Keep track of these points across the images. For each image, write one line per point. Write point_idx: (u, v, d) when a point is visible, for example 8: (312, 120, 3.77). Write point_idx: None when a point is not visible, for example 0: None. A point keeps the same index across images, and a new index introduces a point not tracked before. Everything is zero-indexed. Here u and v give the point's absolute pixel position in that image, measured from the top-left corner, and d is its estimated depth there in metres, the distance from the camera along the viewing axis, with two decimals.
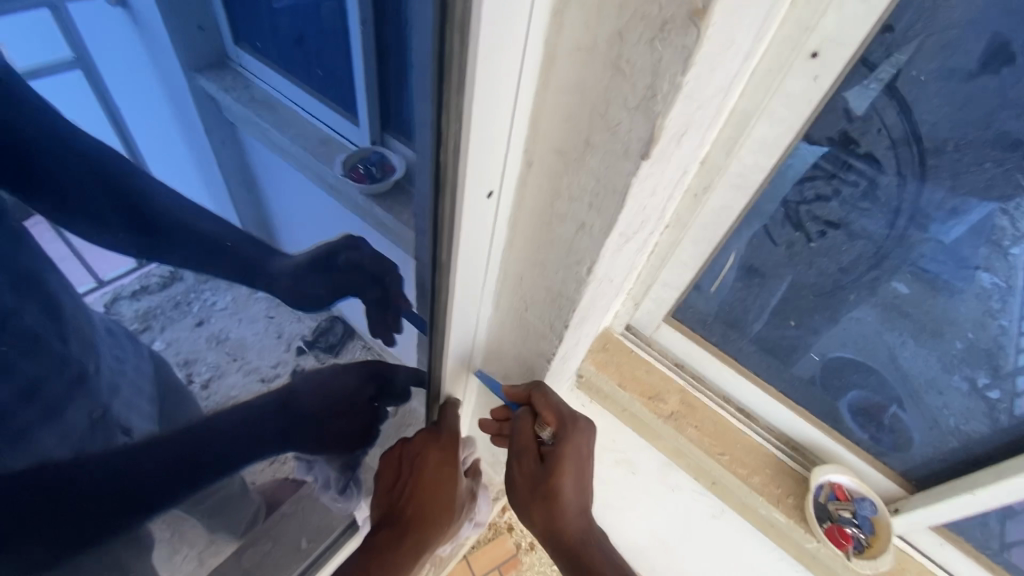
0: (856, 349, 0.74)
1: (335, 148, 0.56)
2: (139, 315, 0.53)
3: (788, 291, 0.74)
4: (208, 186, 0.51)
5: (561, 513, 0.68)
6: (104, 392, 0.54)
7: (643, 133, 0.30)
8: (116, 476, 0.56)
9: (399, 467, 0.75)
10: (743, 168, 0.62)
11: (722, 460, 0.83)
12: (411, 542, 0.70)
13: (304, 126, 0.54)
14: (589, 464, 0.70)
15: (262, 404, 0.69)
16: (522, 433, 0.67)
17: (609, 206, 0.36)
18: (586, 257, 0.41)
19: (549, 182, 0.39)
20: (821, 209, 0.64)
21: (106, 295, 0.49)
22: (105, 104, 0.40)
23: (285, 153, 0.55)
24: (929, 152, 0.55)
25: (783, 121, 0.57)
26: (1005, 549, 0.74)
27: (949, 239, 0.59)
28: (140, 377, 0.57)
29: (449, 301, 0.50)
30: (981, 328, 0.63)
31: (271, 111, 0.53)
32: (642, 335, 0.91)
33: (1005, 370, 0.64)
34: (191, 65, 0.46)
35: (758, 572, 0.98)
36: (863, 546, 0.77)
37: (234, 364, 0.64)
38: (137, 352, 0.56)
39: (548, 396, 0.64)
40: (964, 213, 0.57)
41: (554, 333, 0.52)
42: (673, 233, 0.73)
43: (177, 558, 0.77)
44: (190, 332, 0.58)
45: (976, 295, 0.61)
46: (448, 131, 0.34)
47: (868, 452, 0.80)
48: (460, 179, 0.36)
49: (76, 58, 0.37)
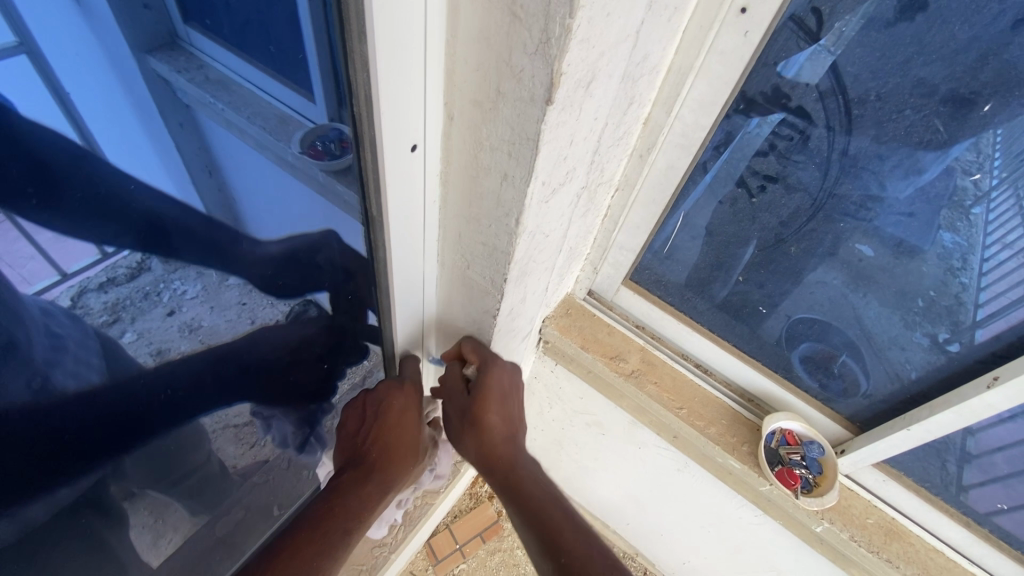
0: (821, 310, 0.77)
1: (291, 125, 0.55)
2: (107, 306, 0.53)
3: (749, 252, 0.76)
4: (167, 166, 0.49)
5: (488, 441, 0.68)
6: (40, 363, 0.49)
7: (545, 77, 0.31)
8: (86, 441, 0.57)
9: (363, 413, 0.75)
10: (684, 127, 0.64)
11: (681, 414, 0.86)
12: (374, 483, 0.70)
13: (259, 104, 0.53)
14: (515, 397, 0.71)
15: (226, 389, 0.71)
16: (450, 376, 0.71)
17: (525, 154, 0.37)
18: (512, 208, 0.42)
19: (470, 134, 0.40)
20: (761, 164, 0.67)
21: (71, 289, 0.48)
22: (54, 92, 0.39)
23: (242, 133, 0.53)
24: (854, 103, 0.57)
25: (719, 77, 0.59)
26: (959, 490, 0.77)
27: (902, 197, 0.62)
28: (88, 357, 0.53)
29: (389, 259, 0.51)
30: (943, 285, 0.65)
31: (226, 91, 0.50)
32: (602, 299, 0.94)
33: (964, 325, 0.65)
34: (140, 45, 0.43)
35: (722, 519, 1.03)
36: (811, 485, 0.81)
37: (207, 351, 0.64)
38: (86, 333, 0.52)
39: (473, 338, 0.67)
40: (914, 171, 0.60)
41: (495, 289, 0.53)
42: (624, 195, 0.75)
43: (161, 543, 0.80)
44: (161, 322, 0.58)
45: (940, 255, 0.64)
46: (359, 82, 0.35)
47: (816, 398, 0.84)
48: (377, 132, 0.37)
49: (19, 42, 0.35)
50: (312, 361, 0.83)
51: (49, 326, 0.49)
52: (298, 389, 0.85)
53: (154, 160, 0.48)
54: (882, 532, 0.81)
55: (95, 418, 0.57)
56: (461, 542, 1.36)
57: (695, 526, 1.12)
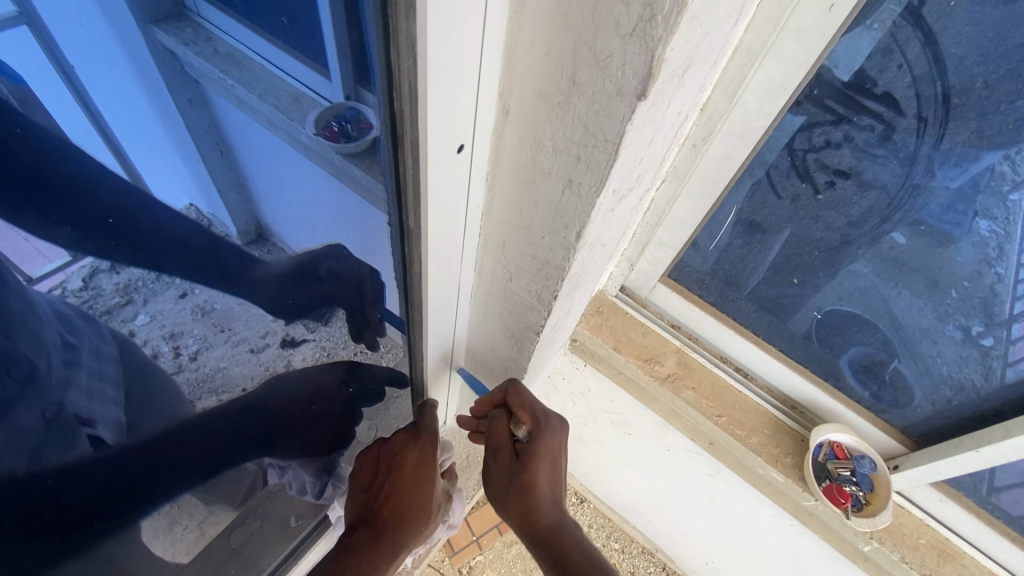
0: (854, 303, 0.71)
1: (307, 103, 0.46)
2: (119, 288, 0.42)
3: (780, 241, 0.70)
4: (180, 156, 0.41)
5: (535, 507, 0.64)
6: (53, 384, 0.43)
7: (641, 66, 0.26)
8: (101, 463, 0.50)
9: (376, 467, 0.73)
10: (747, 114, 0.57)
11: (720, 422, 0.81)
12: (388, 542, 0.66)
13: (272, 82, 0.44)
14: (562, 462, 0.67)
15: (248, 382, 0.62)
16: (495, 433, 0.65)
17: (600, 159, 0.31)
18: (575, 219, 0.36)
19: (530, 132, 0.34)
20: (830, 157, 0.59)
21: (82, 270, 0.39)
22: (60, 71, 0.31)
23: (254, 112, 0.44)
24: (955, 90, 0.50)
25: (793, 58, 0.52)
26: (989, 492, 0.72)
27: (954, 185, 0.56)
28: (99, 363, 0.46)
29: (424, 274, 0.45)
30: (976, 277, 0.61)
31: (236, 65, 0.41)
32: (636, 297, 0.88)
33: (999, 318, 0.62)
34: (144, 14, 0.34)
35: (753, 527, 0.99)
36: (862, 503, 0.76)
37: (224, 336, 0.55)
38: (99, 336, 0.45)
39: (522, 395, 0.64)
40: (965, 160, 0.54)
41: (542, 304, 0.48)
42: (671, 187, 0.68)
43: (176, 531, 0.67)
44: (177, 304, 0.47)
45: (974, 244, 0.59)
46: (402, 70, 0.29)
47: (867, 409, 0.78)
48: (421, 131, 0.31)
49: (19, 13, 0.28)
50: (336, 387, 0.79)
51: (63, 337, 0.42)
52: (321, 403, 0.78)
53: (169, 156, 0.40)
54: (934, 554, 0.76)
55: (107, 434, 0.49)
56: (477, 534, 1.34)
57: (722, 530, 1.08)
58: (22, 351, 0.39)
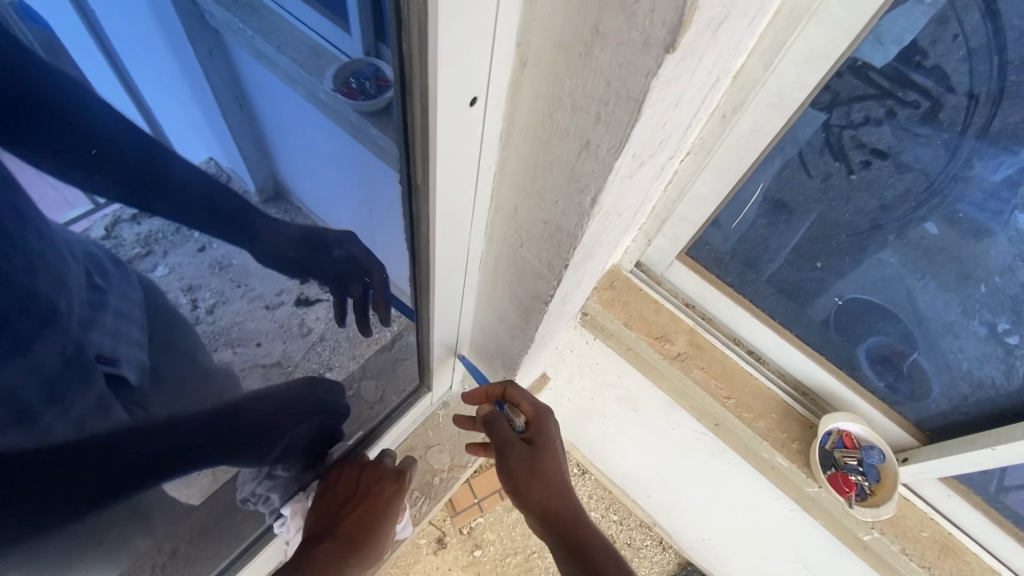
0: (874, 292, 0.69)
1: (325, 58, 0.41)
2: (141, 240, 0.39)
3: (810, 226, 0.68)
4: (203, 116, 0.39)
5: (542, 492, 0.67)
6: (77, 321, 0.41)
7: (670, 16, 0.24)
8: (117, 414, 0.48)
9: None
10: (782, 84, 0.54)
11: (728, 404, 0.80)
12: None
13: (287, 31, 0.39)
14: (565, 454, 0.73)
15: (262, 339, 0.59)
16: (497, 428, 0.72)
17: (620, 118, 0.30)
18: (590, 184, 0.35)
19: (547, 86, 0.33)
20: (868, 134, 0.56)
21: (105, 219, 0.36)
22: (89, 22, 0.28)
23: (273, 65, 0.40)
24: (1013, 66, 0.46)
25: (838, 25, 0.48)
26: (997, 490, 0.70)
27: (997, 176, 0.53)
28: (128, 309, 0.44)
29: (430, 235, 0.44)
30: (1008, 274, 0.58)
31: (255, 13, 0.36)
32: (651, 273, 0.86)
33: None
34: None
35: (753, 509, 0.99)
36: (866, 493, 0.76)
37: (238, 292, 0.52)
38: (127, 281, 0.42)
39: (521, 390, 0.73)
40: (1018, 145, 0.50)
41: (552, 273, 0.47)
42: (696, 160, 0.65)
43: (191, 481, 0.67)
44: (194, 258, 0.44)
45: (1010, 238, 0.55)
46: (412, 11, 0.27)
47: (881, 400, 0.76)
48: (430, 82, 0.30)
49: None
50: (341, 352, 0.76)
51: (92, 278, 0.39)
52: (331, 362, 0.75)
53: (191, 112, 0.37)
54: (936, 548, 0.75)
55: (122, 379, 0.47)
56: (480, 497, 1.36)
57: (722, 510, 1.08)
58: (43, 289, 0.36)
